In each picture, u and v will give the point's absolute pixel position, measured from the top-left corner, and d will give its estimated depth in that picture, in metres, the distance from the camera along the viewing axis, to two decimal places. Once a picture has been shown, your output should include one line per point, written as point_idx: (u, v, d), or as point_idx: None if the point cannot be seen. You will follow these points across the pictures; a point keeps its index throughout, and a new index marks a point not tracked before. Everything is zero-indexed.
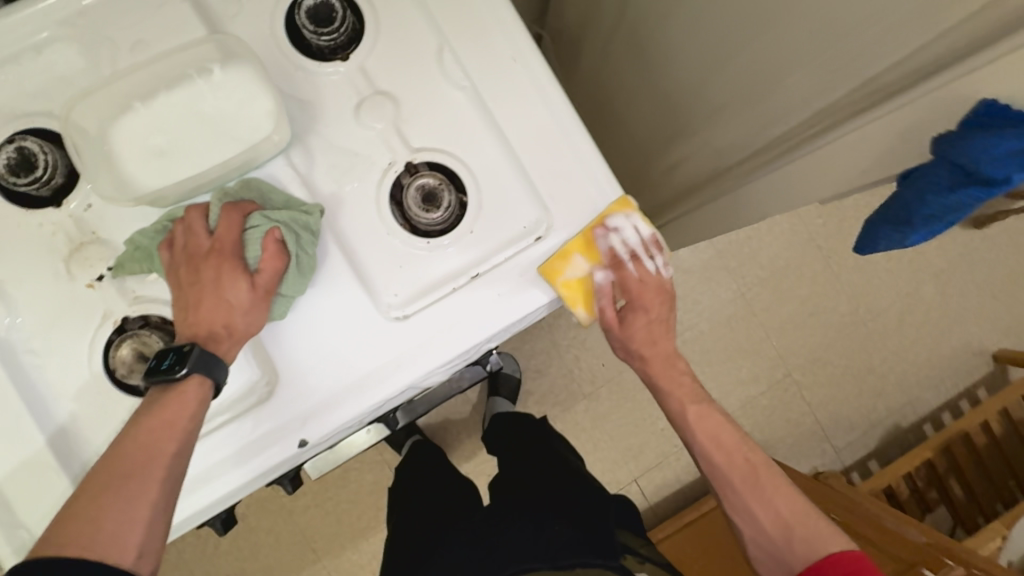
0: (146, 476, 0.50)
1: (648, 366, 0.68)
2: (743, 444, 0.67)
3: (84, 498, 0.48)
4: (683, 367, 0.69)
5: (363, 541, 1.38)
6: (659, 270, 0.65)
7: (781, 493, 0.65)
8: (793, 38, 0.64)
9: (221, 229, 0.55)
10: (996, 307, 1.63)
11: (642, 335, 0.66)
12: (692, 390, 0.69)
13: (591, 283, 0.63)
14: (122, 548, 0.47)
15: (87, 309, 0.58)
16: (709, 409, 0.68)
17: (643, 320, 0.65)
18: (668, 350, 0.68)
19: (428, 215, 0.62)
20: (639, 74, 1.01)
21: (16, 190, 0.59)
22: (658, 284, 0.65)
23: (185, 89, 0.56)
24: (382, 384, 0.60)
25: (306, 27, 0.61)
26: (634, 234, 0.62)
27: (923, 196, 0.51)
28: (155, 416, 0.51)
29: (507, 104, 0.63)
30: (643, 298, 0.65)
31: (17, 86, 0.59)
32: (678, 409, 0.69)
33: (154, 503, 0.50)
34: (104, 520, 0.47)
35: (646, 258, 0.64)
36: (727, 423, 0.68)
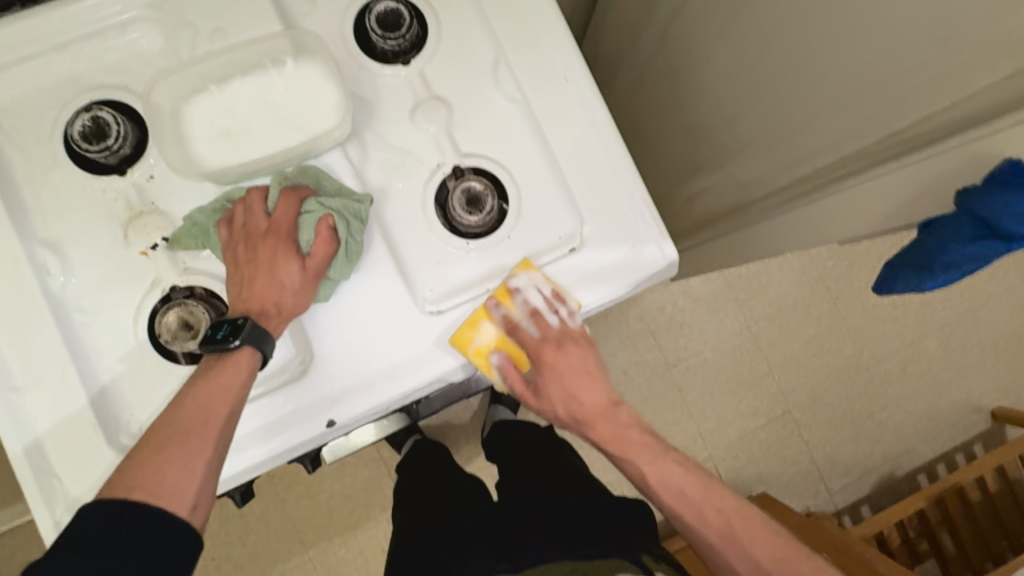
0: (202, 435, 0.51)
1: (590, 428, 0.65)
2: (710, 493, 0.62)
3: (149, 451, 0.50)
4: (629, 416, 0.65)
5: (352, 536, 1.38)
6: (564, 322, 0.64)
7: (764, 541, 0.59)
8: (827, 85, 0.68)
9: (279, 213, 0.58)
10: (997, 365, 1.65)
11: (559, 399, 0.64)
12: (647, 448, 0.64)
13: (492, 358, 0.63)
14: (181, 499, 0.49)
15: (140, 275, 0.61)
16: (673, 462, 0.64)
17: (553, 382, 0.64)
18: (604, 401, 0.65)
19: (469, 217, 0.65)
20: (671, 104, 1.05)
21: (84, 156, 0.61)
22: (560, 334, 0.64)
23: (258, 77, 0.59)
24: (411, 375, 0.62)
25: (374, 30, 0.65)
26: (538, 293, 0.64)
27: (944, 244, 0.54)
28: (210, 380, 0.53)
29: (555, 121, 0.66)
30: (550, 357, 0.63)
31: (99, 59, 0.62)
32: (637, 472, 0.64)
33: (208, 460, 0.51)
34: (166, 472, 0.49)
35: (551, 313, 0.64)
36: (693, 474, 0.63)
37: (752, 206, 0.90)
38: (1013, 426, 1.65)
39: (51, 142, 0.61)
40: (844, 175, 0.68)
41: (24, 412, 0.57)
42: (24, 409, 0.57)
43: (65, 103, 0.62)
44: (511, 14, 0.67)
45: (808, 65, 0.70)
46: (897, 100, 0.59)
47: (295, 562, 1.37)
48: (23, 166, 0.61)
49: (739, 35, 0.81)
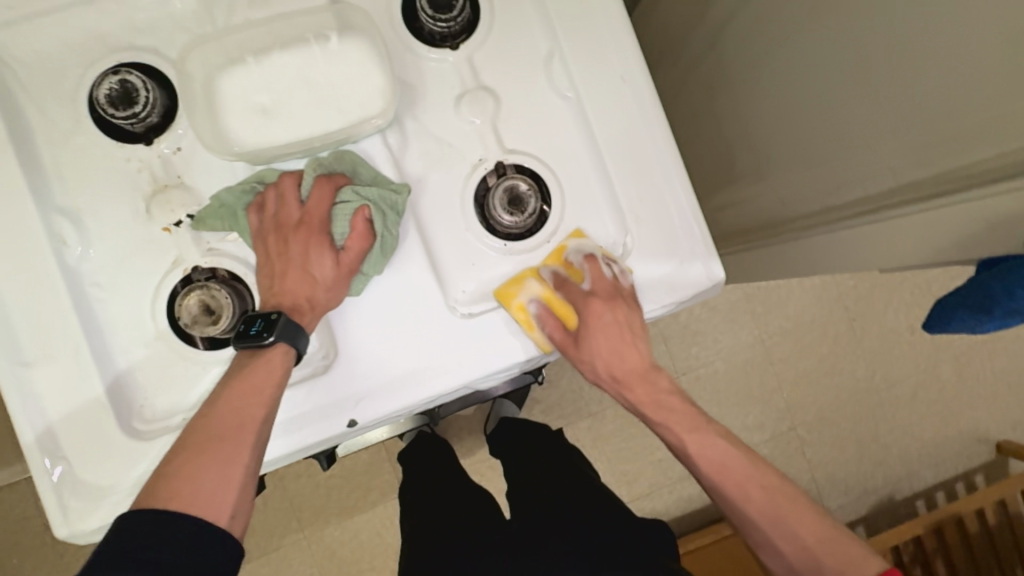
0: (238, 441, 0.50)
1: (627, 391, 0.60)
2: (754, 472, 0.54)
3: (184, 457, 0.48)
4: (670, 384, 0.59)
5: (347, 519, 1.37)
6: (617, 276, 0.60)
7: (803, 517, 0.52)
8: (890, 105, 0.64)
9: (313, 202, 0.55)
10: (1009, 397, 1.62)
11: (602, 351, 0.59)
12: (686, 416, 0.57)
13: (532, 307, 0.60)
14: (219, 509, 0.48)
15: (162, 253, 0.58)
16: (713, 434, 0.56)
17: (602, 336, 0.58)
18: (644, 364, 0.59)
19: (509, 218, 0.62)
20: (712, 109, 1.01)
21: (109, 122, 0.57)
22: (610, 290, 0.59)
23: (300, 52, 0.56)
24: (438, 378, 0.59)
25: (424, 9, 0.61)
26: (580, 253, 0.62)
27: (1012, 287, 0.53)
28: (245, 379, 0.51)
29: (608, 123, 0.63)
30: (594, 309, 0.58)
31: (129, 18, 0.58)
32: (675, 440, 0.57)
33: (244, 468, 0.50)
34: (203, 480, 0.48)
35: (604, 265, 0.61)
36: (736, 448, 0.55)
37: (784, 224, 0.86)
38: (1016, 461, 1.63)
39: (75, 105, 0.58)
40: (890, 202, 0.66)
41: (36, 395, 0.55)
42: (37, 392, 0.55)
43: (91, 64, 0.58)
44: (572, 3, 0.62)
45: (867, 83, 0.66)
46: (965, 132, 0.56)
47: (289, 539, 1.36)
48: (44, 129, 0.57)
49: (789, 45, 0.77)
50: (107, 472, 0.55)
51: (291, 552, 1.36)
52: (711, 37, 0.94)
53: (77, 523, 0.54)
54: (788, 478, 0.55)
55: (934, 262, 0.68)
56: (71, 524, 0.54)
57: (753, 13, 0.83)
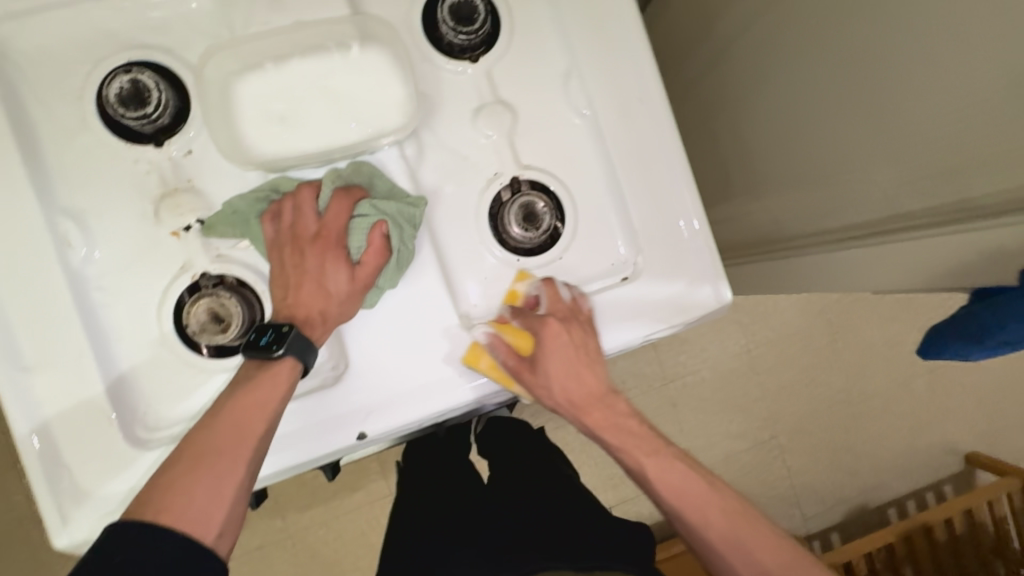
0: (235, 455, 0.49)
1: (584, 416, 0.57)
2: (713, 495, 0.52)
3: (180, 467, 0.47)
4: (628, 407, 0.57)
5: (330, 518, 1.32)
6: (575, 298, 0.60)
7: (758, 529, 0.50)
8: (888, 135, 0.65)
9: (330, 215, 0.54)
10: (982, 414, 1.63)
11: (558, 377, 0.56)
12: (645, 439, 0.55)
13: (486, 337, 0.58)
14: (208, 525, 0.46)
15: (170, 258, 0.57)
16: (671, 458, 0.54)
17: (559, 357, 0.56)
18: (603, 388, 0.57)
19: (524, 233, 0.62)
20: (710, 126, 1.02)
21: (118, 122, 0.56)
22: (565, 312, 0.58)
23: (319, 60, 0.55)
24: (449, 394, 0.59)
25: (445, 21, 0.61)
26: (536, 288, 0.61)
27: (1004, 320, 0.55)
28: (249, 393, 0.51)
29: (624, 143, 0.63)
30: (550, 331, 0.57)
31: (142, 15, 0.57)
32: (632, 464, 0.54)
33: (237, 483, 0.49)
34: (195, 494, 0.46)
35: (560, 286, 0.60)
36: (697, 474, 0.53)
37: (782, 242, 0.87)
38: (984, 475, 1.64)
39: (81, 102, 0.56)
40: (886, 230, 0.67)
41: (35, 400, 0.53)
42: (35, 397, 0.53)
43: (100, 60, 0.56)
44: (592, 21, 0.63)
45: (866, 112, 0.67)
46: (958, 168, 0.57)
47: (271, 539, 1.31)
48: (49, 126, 0.56)
49: (789, 70, 0.78)
50: (109, 481, 0.54)
51: (273, 551, 1.32)
52: (711, 58, 0.96)
53: (77, 534, 0.53)
54: (744, 498, 0.52)
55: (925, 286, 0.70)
56: (71, 534, 0.53)
57: (752, 39, 0.85)
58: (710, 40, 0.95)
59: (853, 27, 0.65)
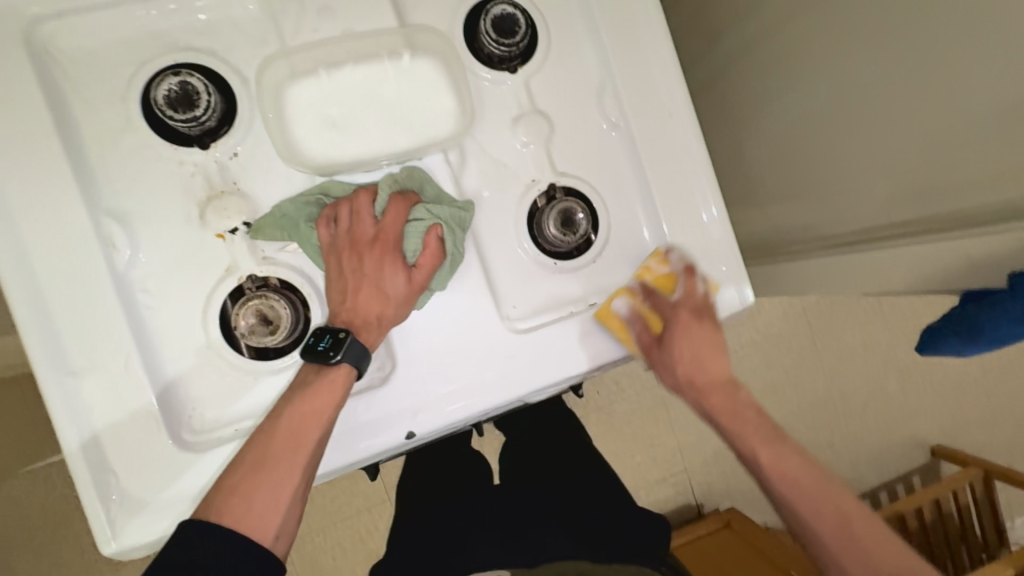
0: (291, 461, 0.50)
1: (704, 399, 0.60)
2: (831, 491, 0.54)
3: (242, 473, 0.49)
4: (747, 398, 0.60)
5: (329, 526, 1.31)
6: (705, 294, 0.63)
7: (873, 528, 0.52)
8: (888, 150, 0.69)
9: (387, 220, 0.55)
10: (943, 410, 1.73)
11: (686, 356, 0.60)
12: (765, 428, 0.57)
13: (621, 309, 0.64)
14: (265, 528, 0.48)
15: (215, 259, 0.57)
16: (790, 449, 0.56)
17: (685, 346, 0.60)
18: (725, 374, 0.60)
19: (563, 238, 0.65)
20: (713, 137, 1.04)
21: (165, 123, 0.56)
22: (697, 304, 0.63)
23: (373, 67, 0.58)
24: (494, 394, 0.61)
25: (487, 33, 0.63)
26: (679, 259, 0.66)
27: (998, 321, 0.60)
28: (309, 399, 0.51)
29: (656, 154, 0.66)
30: (681, 322, 0.61)
31: (189, 18, 0.57)
32: (746, 451, 0.57)
33: (293, 490, 0.50)
34: (255, 499, 0.48)
35: (697, 277, 0.64)
36: (810, 462, 0.55)
37: (779, 249, 0.90)
38: (947, 465, 1.74)
39: (126, 103, 0.56)
40: (883, 236, 0.71)
41: (80, 405, 0.52)
42: (80, 401, 0.52)
43: (146, 62, 0.56)
44: (624, 36, 0.66)
45: (868, 127, 0.71)
46: (956, 182, 0.62)
47: None
48: (92, 126, 0.55)
49: (793, 85, 0.82)
50: (157, 486, 0.53)
51: None
52: (713, 72, 0.99)
53: (125, 540, 0.52)
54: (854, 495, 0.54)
55: (908, 294, 0.73)
56: (118, 541, 0.52)
57: (754, 59, 0.88)
58: (714, 57, 0.98)
59: (860, 46, 0.69)
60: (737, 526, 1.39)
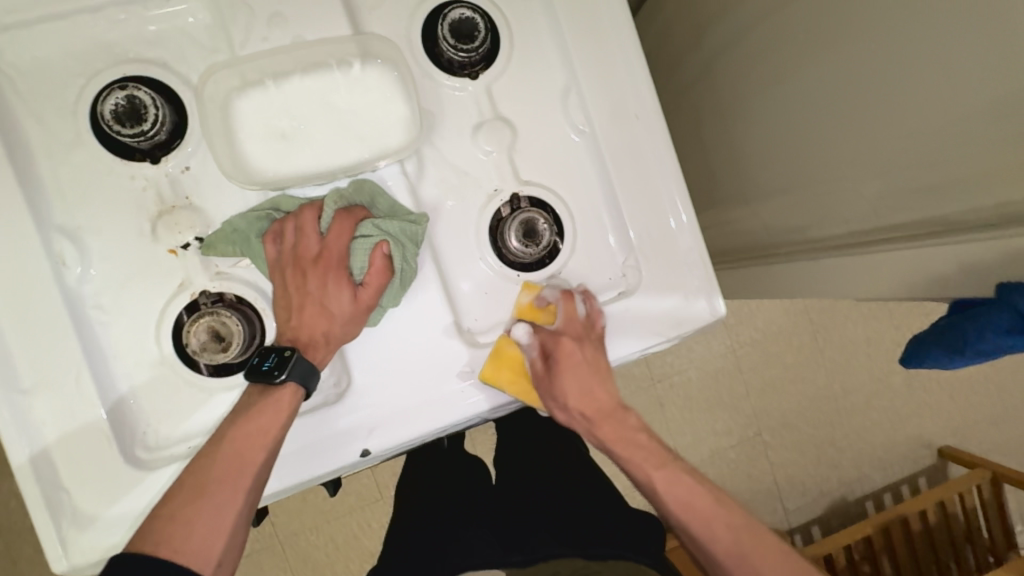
0: (234, 486, 0.49)
1: (596, 429, 0.60)
2: (721, 509, 0.56)
3: (182, 499, 0.48)
4: (638, 422, 0.61)
5: (287, 540, 1.19)
6: (589, 316, 0.61)
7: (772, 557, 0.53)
8: (869, 149, 0.63)
9: (332, 236, 0.54)
10: (951, 407, 1.55)
11: (573, 394, 0.59)
12: (654, 452, 0.59)
13: (518, 334, 0.60)
14: (206, 557, 0.47)
15: (168, 275, 0.56)
16: (679, 470, 0.58)
17: (569, 376, 0.59)
18: (614, 403, 0.61)
19: (524, 249, 0.63)
20: (690, 131, 0.98)
21: (114, 139, 0.55)
22: (581, 330, 0.60)
23: (323, 78, 0.57)
24: (452, 410, 0.60)
25: (445, 38, 0.61)
26: (554, 292, 0.62)
27: (980, 332, 0.54)
28: (251, 420, 0.51)
29: (623, 161, 0.64)
30: (566, 350, 0.59)
31: (138, 30, 0.56)
32: (643, 479, 0.59)
33: (238, 514, 0.49)
34: (195, 526, 0.47)
35: (578, 300, 0.61)
36: (700, 485, 0.57)
37: (765, 250, 0.85)
38: (956, 467, 1.56)
39: (75, 118, 0.55)
40: (875, 238, 0.66)
41: (31, 420, 0.53)
42: (31, 416, 0.53)
43: (94, 74, 0.55)
44: (590, 37, 0.63)
45: (846, 123, 0.66)
46: (953, 179, 0.56)
47: (262, 543, 1.18)
48: (41, 140, 0.54)
49: (779, 74, 0.74)
50: (106, 500, 0.53)
51: (264, 557, 1.18)
52: (697, 70, 0.91)
53: (76, 557, 0.53)
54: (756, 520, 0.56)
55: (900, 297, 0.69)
56: (70, 558, 0.53)
57: (735, 54, 0.81)
58: (697, 55, 0.90)
59: (848, 32, 0.61)
60: None
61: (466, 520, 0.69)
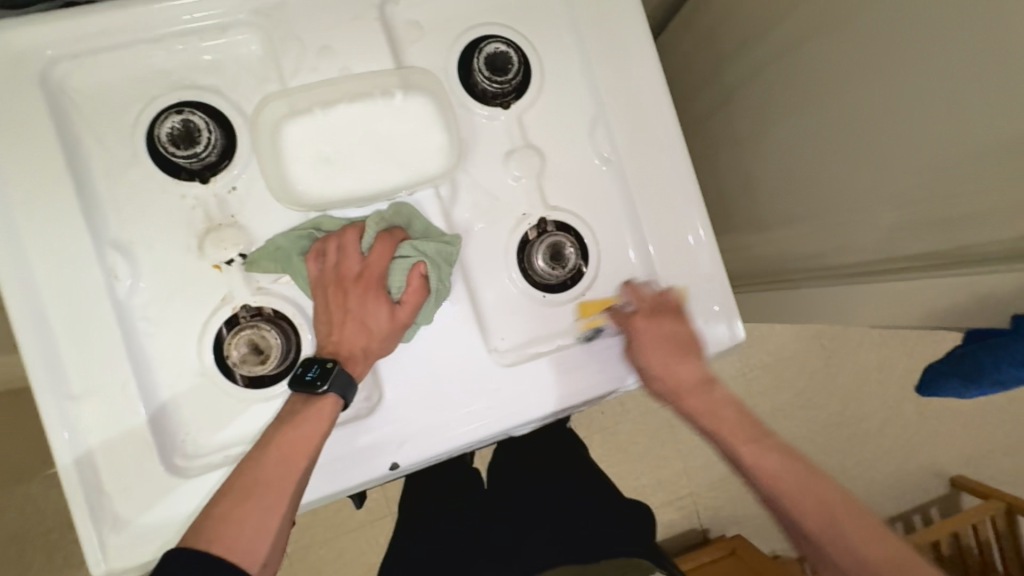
0: (278, 491, 0.51)
1: (682, 400, 0.62)
2: (812, 483, 0.54)
3: (231, 500, 0.50)
4: (724, 394, 0.61)
5: (295, 556, 1.19)
6: (661, 292, 0.65)
7: (859, 522, 0.51)
8: (886, 180, 0.65)
9: (374, 256, 0.57)
10: (964, 436, 1.54)
11: (652, 362, 0.62)
12: (741, 425, 0.59)
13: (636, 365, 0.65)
14: (253, 557, 0.49)
15: (212, 289, 0.59)
16: (766, 447, 0.57)
17: (647, 345, 0.63)
18: (694, 377, 0.62)
19: (551, 271, 0.65)
20: (706, 157, 1.00)
21: (168, 159, 0.58)
22: (653, 306, 0.64)
23: (366, 106, 0.60)
24: (480, 425, 0.61)
25: (481, 70, 0.64)
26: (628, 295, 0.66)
27: (998, 364, 0.56)
28: (295, 428, 0.53)
29: (647, 189, 0.67)
30: (640, 327, 0.63)
31: (194, 59, 0.59)
32: (730, 451, 0.58)
33: (282, 517, 0.51)
34: (246, 526, 0.49)
35: (646, 282, 0.66)
36: (792, 458, 0.55)
37: (780, 277, 0.87)
38: (969, 497, 1.55)
39: (132, 139, 0.58)
40: (893, 267, 0.67)
41: (77, 425, 0.55)
42: (76, 421, 0.55)
43: (152, 99, 0.58)
44: (616, 71, 0.66)
45: (864, 154, 0.68)
46: (968, 216, 0.57)
47: None
48: (99, 159, 0.58)
49: (795, 107, 0.77)
50: (144, 505, 0.55)
51: None
52: (714, 101, 0.94)
53: (115, 561, 0.54)
54: (851, 491, 0.53)
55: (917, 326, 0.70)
56: (108, 561, 0.54)
57: (753, 87, 0.84)
58: (715, 87, 0.93)
59: (866, 70, 0.64)
60: (742, 554, 1.24)
61: (475, 531, 0.70)
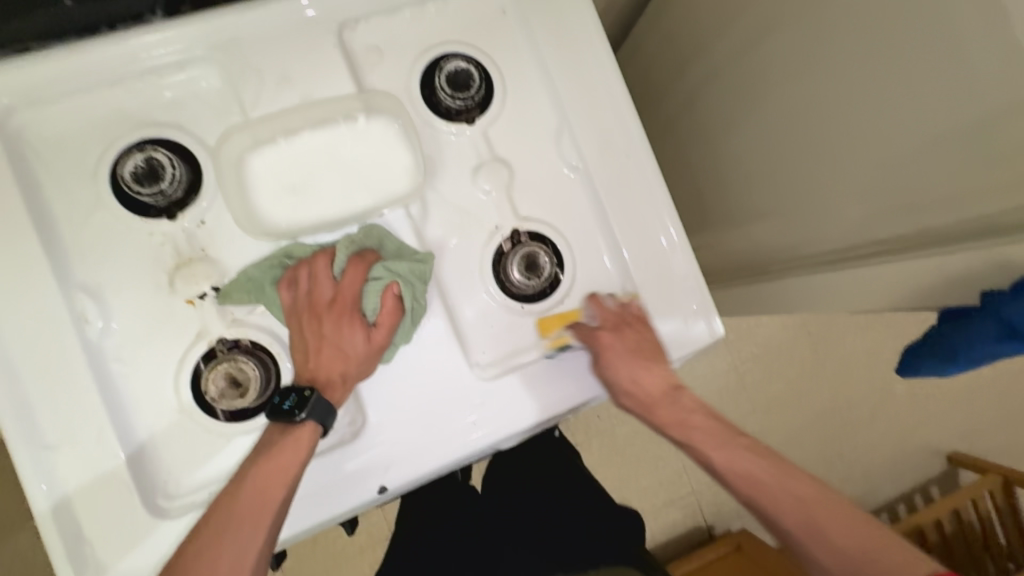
0: (253, 525, 0.50)
1: (652, 413, 0.62)
2: (787, 481, 0.53)
3: (207, 537, 0.49)
4: (693, 402, 0.61)
5: None
6: (622, 305, 0.65)
7: (836, 512, 0.51)
8: (851, 168, 0.66)
9: (346, 281, 0.57)
10: (956, 412, 1.56)
11: (622, 374, 0.62)
12: (712, 432, 0.58)
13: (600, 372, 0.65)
14: None
15: (186, 324, 0.58)
16: (741, 447, 0.56)
17: (613, 358, 0.62)
18: (664, 387, 0.62)
19: (527, 282, 0.65)
20: (677, 158, 1.01)
21: (133, 198, 0.58)
22: (616, 319, 0.64)
23: (329, 131, 0.60)
24: (465, 442, 0.61)
25: (443, 88, 0.65)
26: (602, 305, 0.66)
27: (970, 343, 0.56)
28: (271, 459, 0.52)
29: (616, 193, 0.68)
30: (606, 342, 0.62)
31: (154, 97, 0.59)
32: (703, 460, 0.58)
33: (259, 550, 0.50)
34: (221, 564, 0.48)
35: (605, 295, 0.66)
36: (763, 458, 0.55)
37: (757, 271, 0.88)
38: (967, 472, 1.56)
39: (95, 180, 0.58)
40: (863, 252, 0.67)
41: (53, 473, 0.54)
42: (52, 469, 0.54)
43: (114, 139, 0.58)
44: (577, 81, 0.67)
45: (828, 144, 0.69)
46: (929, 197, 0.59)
47: None
48: (63, 202, 0.57)
49: (759, 103, 0.78)
50: (128, 549, 0.54)
51: None
52: (681, 103, 0.96)
53: None
54: (822, 483, 0.53)
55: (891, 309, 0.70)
56: None
57: (716, 86, 0.86)
58: (680, 88, 0.95)
59: (824, 62, 0.66)
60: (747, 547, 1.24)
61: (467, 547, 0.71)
